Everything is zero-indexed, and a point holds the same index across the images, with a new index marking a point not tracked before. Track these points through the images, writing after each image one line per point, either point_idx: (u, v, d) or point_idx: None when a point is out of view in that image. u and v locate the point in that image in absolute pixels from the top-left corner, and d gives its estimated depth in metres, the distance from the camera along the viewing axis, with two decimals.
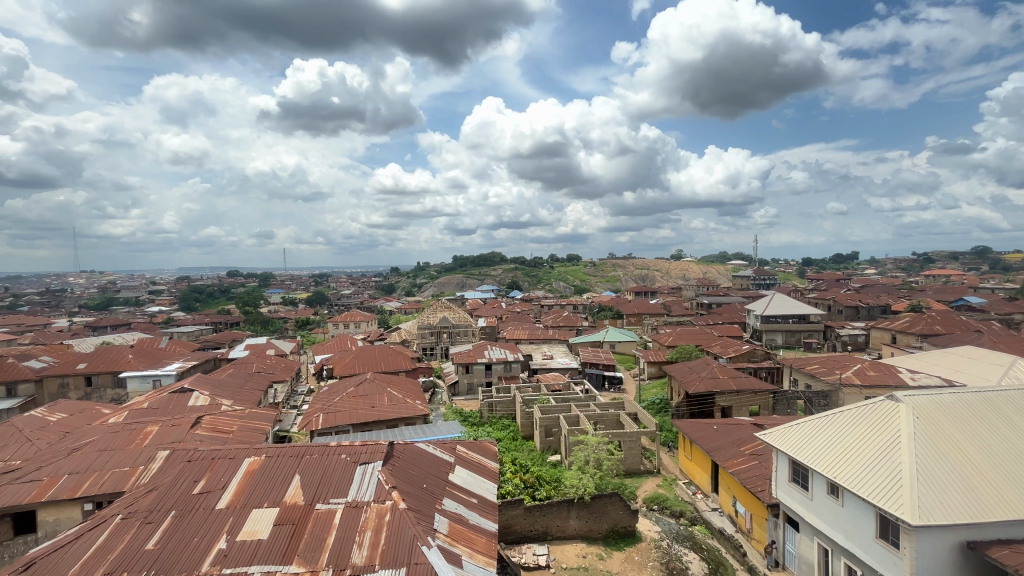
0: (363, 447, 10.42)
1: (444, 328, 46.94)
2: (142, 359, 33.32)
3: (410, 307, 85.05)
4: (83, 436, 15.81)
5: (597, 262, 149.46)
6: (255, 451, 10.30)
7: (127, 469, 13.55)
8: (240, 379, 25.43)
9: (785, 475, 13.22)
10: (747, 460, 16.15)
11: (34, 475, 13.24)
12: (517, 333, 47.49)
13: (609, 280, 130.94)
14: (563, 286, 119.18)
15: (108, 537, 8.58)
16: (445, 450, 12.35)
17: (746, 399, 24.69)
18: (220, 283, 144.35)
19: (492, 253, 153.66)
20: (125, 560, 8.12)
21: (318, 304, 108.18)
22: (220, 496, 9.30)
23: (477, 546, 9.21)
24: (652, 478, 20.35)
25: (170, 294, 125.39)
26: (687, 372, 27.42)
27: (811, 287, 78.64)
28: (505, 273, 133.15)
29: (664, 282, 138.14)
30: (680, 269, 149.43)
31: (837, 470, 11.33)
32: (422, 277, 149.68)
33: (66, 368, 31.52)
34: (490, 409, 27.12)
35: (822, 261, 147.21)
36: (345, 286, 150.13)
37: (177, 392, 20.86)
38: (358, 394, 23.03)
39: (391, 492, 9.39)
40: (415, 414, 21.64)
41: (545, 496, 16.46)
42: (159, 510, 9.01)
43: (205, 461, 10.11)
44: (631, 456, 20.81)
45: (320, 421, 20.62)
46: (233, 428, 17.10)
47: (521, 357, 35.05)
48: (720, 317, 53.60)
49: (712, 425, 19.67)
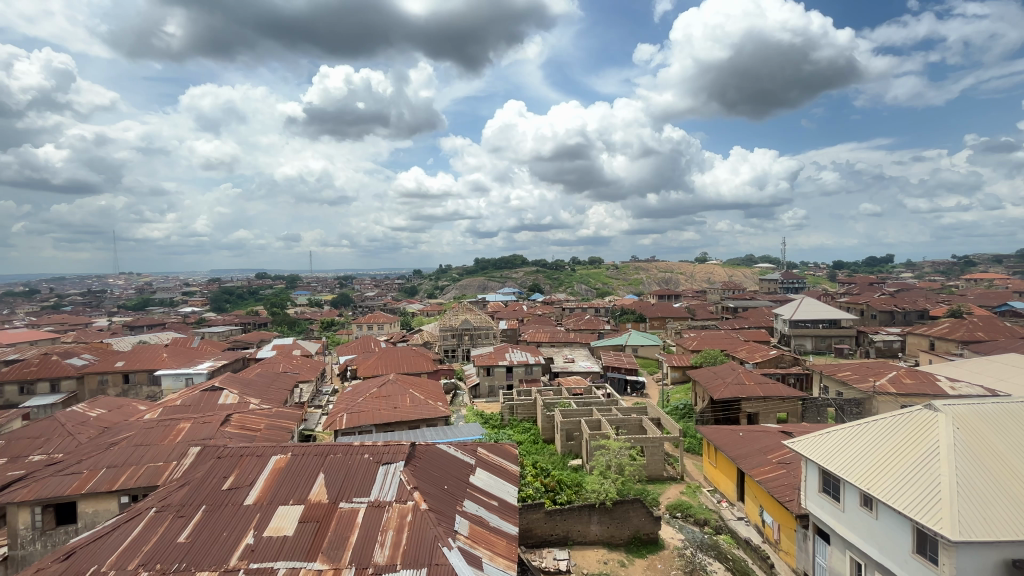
0: (385, 447, 10.53)
1: (465, 331, 47.27)
2: (175, 358, 34.54)
3: (432, 309, 85.86)
4: (121, 431, 16.46)
5: (619, 266, 148.22)
6: (282, 449, 10.52)
7: (160, 464, 13.99)
8: (267, 379, 26.03)
9: (815, 485, 12.81)
10: (773, 469, 15.70)
11: (74, 467, 13.84)
12: (538, 336, 47.36)
13: (631, 283, 129.67)
14: (585, 289, 118.52)
15: (143, 529, 8.89)
16: (466, 452, 12.41)
17: (773, 406, 24.07)
18: (248, 285, 149.33)
19: (513, 257, 154.30)
20: (158, 553, 8.40)
21: (343, 305, 110.57)
22: (248, 492, 9.55)
23: (497, 548, 9.19)
24: (675, 485, 19.98)
25: (202, 296, 130.34)
26: (712, 377, 26.84)
27: (843, 291, 76.26)
28: (527, 276, 133.35)
29: (687, 285, 135.92)
30: (704, 273, 146.93)
31: (869, 481, 10.92)
32: (445, 279, 151.44)
33: (105, 365, 32.94)
34: (511, 412, 27.09)
35: (854, 265, 142.47)
36: (370, 288, 153.29)
37: (207, 389, 21.55)
38: (381, 395, 23.31)
39: (413, 492, 9.48)
40: (435, 415, 21.83)
41: (566, 500, 16.36)
42: (190, 505, 9.30)
43: (234, 458, 10.36)
44: (654, 463, 20.44)
45: (344, 421, 20.95)
46: (261, 427, 17.56)
47: (542, 360, 35.03)
48: (747, 321, 52.35)
49: (737, 432, 19.21)
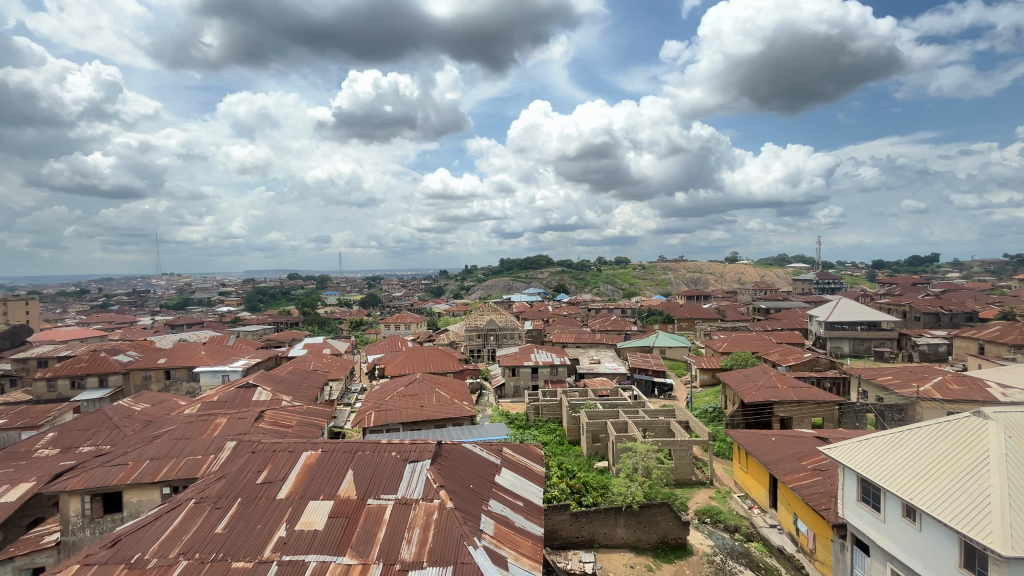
0: (412, 445, 10.69)
1: (490, 331, 47.50)
2: (213, 355, 35.91)
3: (457, 309, 86.53)
4: (163, 425, 17.24)
5: (646, 266, 146.16)
6: (312, 446, 10.81)
7: (199, 457, 14.57)
8: (298, 377, 26.81)
9: (853, 493, 12.31)
10: (808, 475, 15.18)
11: (121, 458, 14.54)
12: (563, 337, 47.13)
13: (658, 283, 127.61)
14: (611, 289, 117.21)
15: (183, 519, 9.26)
16: (491, 452, 12.45)
17: (808, 411, 23.29)
18: (281, 285, 153.74)
19: (538, 257, 154.26)
20: (197, 542, 8.73)
21: (371, 305, 112.77)
22: (281, 487, 9.83)
23: (523, 549, 9.18)
24: (705, 489, 19.53)
25: (238, 296, 135.03)
26: (743, 379, 26.13)
27: (884, 292, 73.12)
28: (552, 276, 133.04)
29: (717, 285, 132.78)
30: (734, 273, 143.40)
31: (913, 492, 10.41)
32: (471, 279, 152.65)
33: (148, 362, 34.55)
34: (536, 413, 27.05)
35: (895, 264, 136.36)
36: (397, 288, 156.22)
37: (242, 386, 22.34)
38: (408, 394, 23.62)
39: (439, 491, 9.58)
40: (461, 415, 21.99)
41: (591, 503, 16.26)
42: (227, 497, 9.65)
43: (267, 452, 10.69)
44: (682, 467, 20.05)
45: (372, 420, 21.35)
46: (293, 423, 18.08)
47: (568, 361, 34.85)
48: (780, 323, 50.76)
49: (770, 436, 18.64)
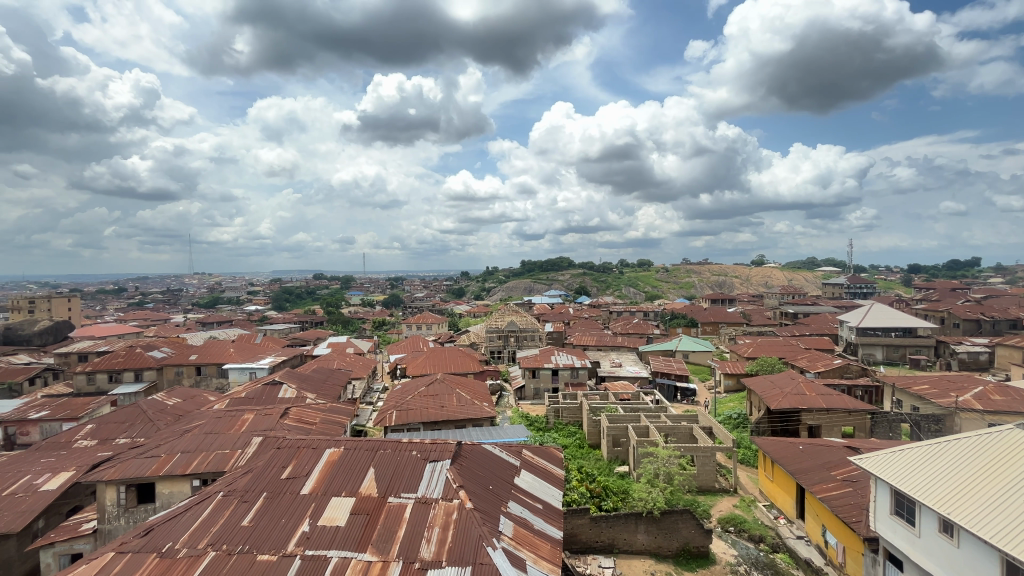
0: (432, 445, 10.78)
1: (511, 332, 47.52)
2: (241, 353, 36.97)
3: (478, 311, 86.73)
4: (193, 420, 17.82)
5: (670, 268, 144.17)
6: (335, 443, 11.00)
7: (226, 452, 14.97)
8: (322, 375, 27.33)
9: (885, 506, 11.85)
10: (838, 486, 14.68)
11: (154, 451, 15.07)
12: (584, 339, 46.80)
13: (682, 286, 125.72)
14: (634, 292, 115.93)
15: (211, 512, 9.53)
16: (511, 453, 12.44)
17: (838, 419, 22.51)
18: (306, 285, 157.06)
19: (560, 258, 153.89)
20: (224, 534, 8.98)
21: (394, 305, 114.34)
22: (305, 483, 10.04)
23: (541, 551, 9.15)
24: (728, 497, 19.10)
25: (266, 295, 138.57)
26: (770, 385, 25.46)
27: (920, 297, 70.23)
28: (573, 279, 132.47)
29: (743, 289, 129.94)
30: (761, 277, 140.15)
31: (950, 506, 9.95)
32: (491, 281, 153.29)
33: (181, 358, 35.75)
34: (556, 415, 26.91)
35: (933, 269, 130.90)
36: (419, 288, 158.35)
37: (268, 383, 22.91)
38: (429, 394, 23.82)
39: (459, 491, 9.62)
40: (481, 416, 22.05)
41: (611, 507, 16.08)
42: (253, 491, 9.90)
43: (291, 449, 10.93)
44: (705, 473, 19.63)
45: (394, 419, 21.60)
46: (316, 421, 18.44)
47: (588, 364, 34.61)
48: (808, 328, 49.27)
49: (797, 445, 18.10)
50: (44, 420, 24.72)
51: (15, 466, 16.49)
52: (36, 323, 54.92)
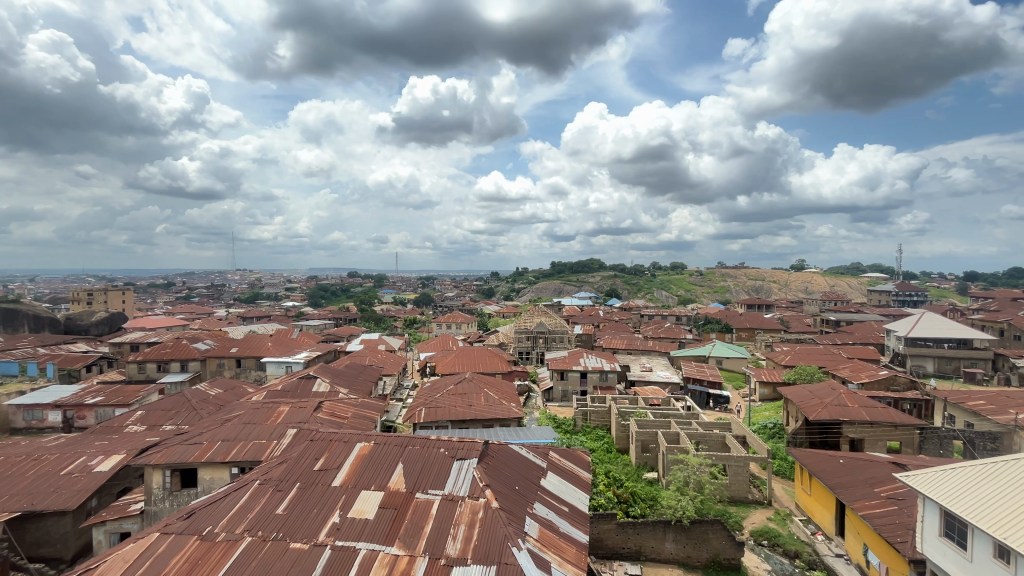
0: (459, 444, 10.88)
1: (540, 333, 47.44)
2: (278, 348, 38.41)
3: (508, 311, 86.92)
4: (233, 410, 18.58)
5: (704, 272, 140.85)
6: (366, 437, 11.23)
7: (263, 442, 15.54)
8: (355, 370, 28.04)
9: (934, 527, 11.19)
10: (882, 504, 13.95)
11: (197, 438, 15.81)
12: (614, 342, 46.23)
13: (716, 290, 122.53)
14: (666, 296, 113.60)
15: (248, 499, 9.90)
16: (538, 454, 12.41)
17: (883, 433, 21.42)
18: (341, 283, 161.37)
19: (591, 260, 152.88)
20: (260, 521, 9.32)
21: (424, 304, 116.15)
22: (336, 475, 10.29)
23: (567, 555, 9.07)
24: (762, 509, 18.45)
25: (303, 292, 143.03)
26: (808, 396, 24.45)
27: (977, 306, 65.98)
28: (604, 281, 131.24)
29: (781, 295, 125.48)
30: (801, 282, 135.13)
31: (1007, 530, 9.31)
32: (521, 281, 153.55)
33: (223, 350, 37.40)
34: (584, 418, 26.67)
35: (992, 277, 122.82)
36: (450, 288, 160.54)
37: (303, 377, 23.66)
38: (458, 392, 24.06)
39: (485, 490, 9.66)
40: (508, 416, 22.09)
41: (639, 514, 15.84)
42: (287, 481, 10.23)
43: (324, 442, 11.23)
44: (737, 484, 19.01)
45: (423, 416, 21.90)
46: (348, 415, 18.93)
47: (618, 367, 34.14)
48: (852, 337, 47.04)
49: (838, 458, 17.30)
50: (99, 405, 26.38)
51: (73, 447, 17.63)
52: (94, 314, 58.63)
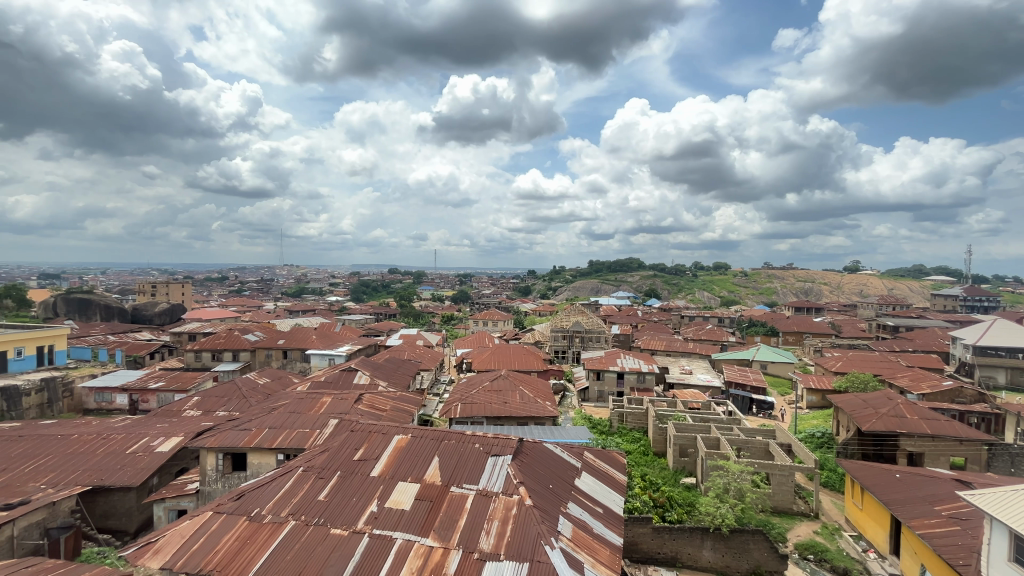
0: (494, 440, 10.97)
1: (576, 333, 47.10)
2: (322, 341, 39.96)
3: (544, 309, 86.68)
4: (280, 399, 19.47)
5: (749, 272, 135.67)
6: (404, 430, 11.50)
7: (307, 430, 16.21)
8: (394, 364, 28.79)
9: (1002, 551, 10.31)
10: (943, 524, 13.03)
11: (247, 425, 16.68)
12: (652, 344, 45.31)
13: (762, 291, 117.85)
14: (708, 296, 110.06)
15: (293, 484, 10.34)
16: (572, 454, 12.33)
17: (945, 448, 19.99)
18: (382, 279, 165.57)
19: (629, 260, 150.37)
20: (303, 506, 9.72)
21: (461, 301, 117.65)
22: (374, 465, 10.61)
23: (600, 556, 8.98)
24: (808, 522, 17.62)
25: (346, 287, 147.91)
26: (861, 405, 23.10)
27: None
28: (643, 280, 128.80)
29: (833, 298, 119.27)
30: (856, 285, 127.94)
31: None
32: (558, 279, 152.97)
33: (271, 342, 39.21)
34: (620, 420, 26.29)
35: None
36: (487, 286, 161.60)
37: (345, 369, 24.51)
38: (493, 389, 24.25)
39: (519, 487, 9.69)
40: (543, 414, 22.06)
41: (676, 519, 15.49)
42: (329, 469, 10.62)
43: (364, 433, 11.58)
44: (781, 494, 18.22)
45: (458, 411, 22.17)
46: (387, 408, 19.47)
47: (656, 369, 33.42)
48: (912, 344, 44.13)
49: (895, 472, 16.28)
50: (160, 390, 28.25)
51: (137, 428, 18.97)
52: (157, 305, 62.80)
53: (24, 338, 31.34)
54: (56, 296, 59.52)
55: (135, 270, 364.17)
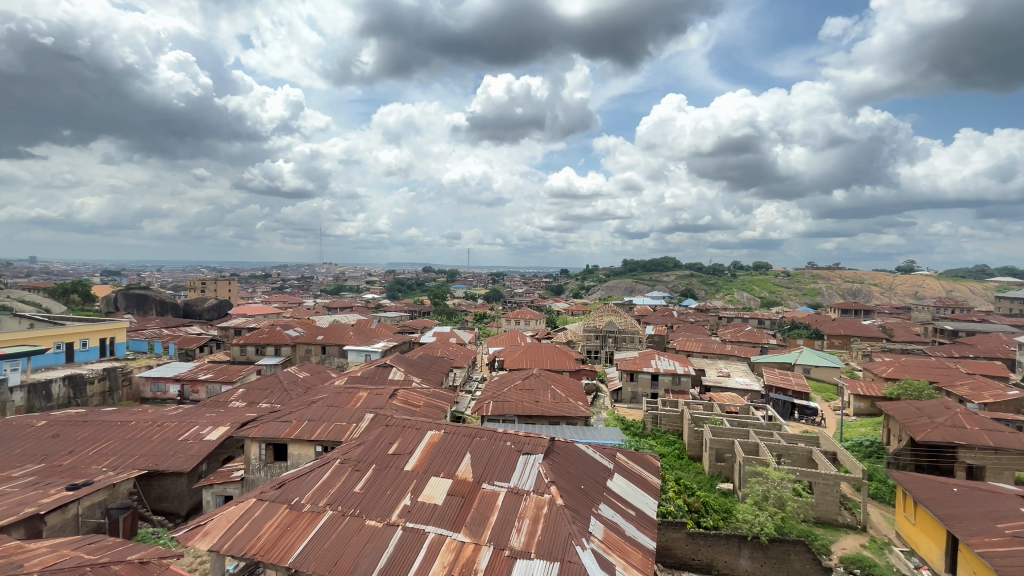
0: (526, 438, 10.97)
1: (610, 333, 46.52)
2: (358, 337, 41.10)
3: (576, 309, 85.98)
4: (318, 393, 20.14)
5: (792, 273, 130.25)
6: (437, 426, 11.67)
7: (344, 424, 16.70)
8: (427, 361, 29.26)
9: None
10: (1006, 543, 12.12)
11: (288, 417, 17.33)
12: (688, 345, 44.24)
13: (806, 292, 112.90)
14: (747, 297, 106.39)
15: (330, 475, 10.68)
16: (604, 455, 12.19)
17: (1009, 462, 18.64)
18: (416, 277, 168.53)
19: (665, 259, 147.29)
20: (340, 497, 10.02)
21: (494, 300, 118.37)
22: (408, 460, 10.82)
23: (632, 559, 8.84)
24: (854, 535, 16.78)
25: (382, 285, 151.69)
26: (915, 413, 21.76)
27: None
28: (679, 280, 125.79)
29: (884, 300, 112.97)
30: (909, 286, 120.70)
31: None
32: (590, 279, 151.46)
33: (310, 337, 40.61)
34: (654, 422, 25.80)
35: None
36: (519, 284, 161.73)
37: (381, 365, 25.10)
38: (525, 387, 24.28)
39: (550, 486, 9.67)
40: (575, 414, 21.93)
41: (712, 526, 15.09)
42: (364, 462, 10.91)
43: (398, 427, 11.83)
44: (825, 504, 17.42)
45: (490, 408, 22.28)
46: (421, 404, 19.80)
47: (692, 371, 32.57)
48: (973, 350, 41.28)
49: (951, 486, 15.27)
50: (209, 380, 29.79)
51: (188, 417, 20.07)
52: (206, 301, 66.09)
53: (89, 330, 33.67)
54: (116, 291, 63.75)
55: (187, 267, 384.65)
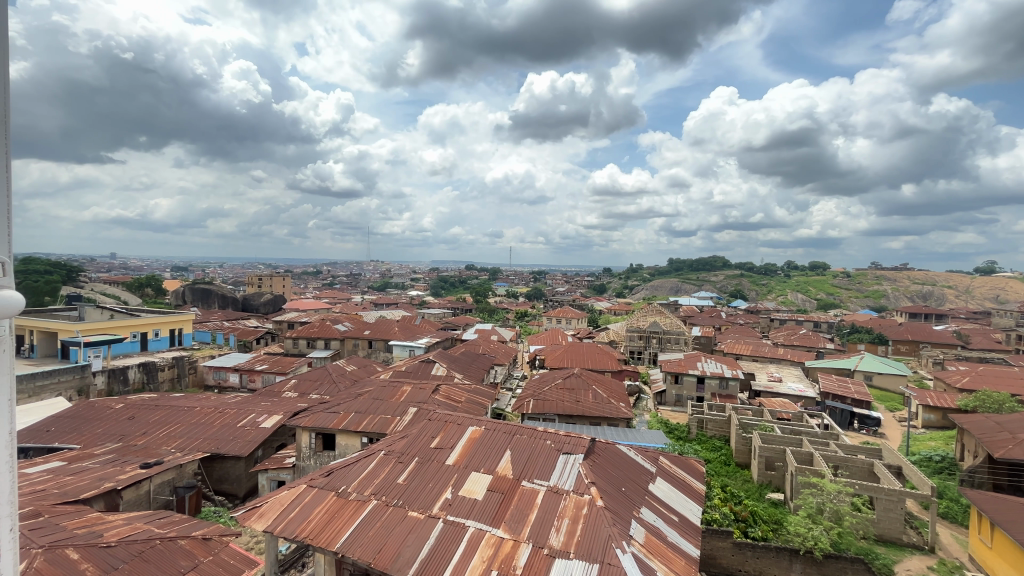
0: (567, 437, 10.90)
1: (654, 333, 45.41)
2: (403, 333, 42.22)
3: (619, 309, 84.37)
4: (365, 385, 20.89)
5: (854, 273, 122.38)
6: (477, 422, 11.79)
7: (388, 417, 17.24)
8: (469, 357, 29.69)
9: None
10: None
11: (336, 408, 18.08)
12: (738, 347, 42.47)
13: (869, 294, 105.74)
14: (803, 298, 100.80)
15: (375, 466, 11.02)
16: (647, 458, 11.92)
17: None
18: (459, 275, 171.09)
19: (713, 259, 142.17)
20: (385, 488, 10.34)
21: (535, 298, 118.20)
22: (450, 454, 11.01)
23: (674, 566, 8.62)
24: (920, 556, 15.58)
25: (426, 282, 155.06)
26: (995, 428, 19.89)
27: None
28: (729, 280, 120.90)
29: (959, 304, 104.02)
30: (990, 289, 110.40)
31: None
32: (634, 279, 148.36)
33: (358, 332, 42.09)
34: (700, 426, 24.96)
35: None
36: (561, 283, 160.69)
37: (424, 360, 25.67)
38: (566, 387, 24.10)
39: (590, 487, 9.57)
40: (617, 416, 21.61)
41: (761, 536, 14.45)
42: (408, 454, 11.20)
43: (440, 422, 12.05)
44: (888, 521, 16.29)
45: (531, 407, 22.30)
46: (462, 399, 20.11)
47: (741, 375, 31.25)
48: None
49: None
50: (265, 371, 31.50)
51: (246, 405, 21.33)
52: (263, 295, 69.71)
53: (160, 321, 36.37)
54: (184, 286, 68.81)
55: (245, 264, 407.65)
